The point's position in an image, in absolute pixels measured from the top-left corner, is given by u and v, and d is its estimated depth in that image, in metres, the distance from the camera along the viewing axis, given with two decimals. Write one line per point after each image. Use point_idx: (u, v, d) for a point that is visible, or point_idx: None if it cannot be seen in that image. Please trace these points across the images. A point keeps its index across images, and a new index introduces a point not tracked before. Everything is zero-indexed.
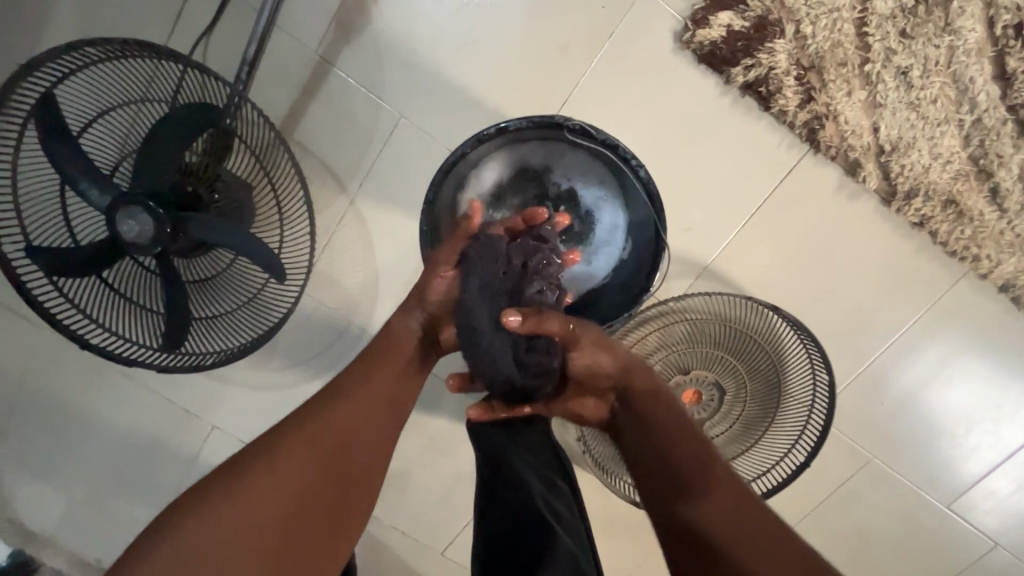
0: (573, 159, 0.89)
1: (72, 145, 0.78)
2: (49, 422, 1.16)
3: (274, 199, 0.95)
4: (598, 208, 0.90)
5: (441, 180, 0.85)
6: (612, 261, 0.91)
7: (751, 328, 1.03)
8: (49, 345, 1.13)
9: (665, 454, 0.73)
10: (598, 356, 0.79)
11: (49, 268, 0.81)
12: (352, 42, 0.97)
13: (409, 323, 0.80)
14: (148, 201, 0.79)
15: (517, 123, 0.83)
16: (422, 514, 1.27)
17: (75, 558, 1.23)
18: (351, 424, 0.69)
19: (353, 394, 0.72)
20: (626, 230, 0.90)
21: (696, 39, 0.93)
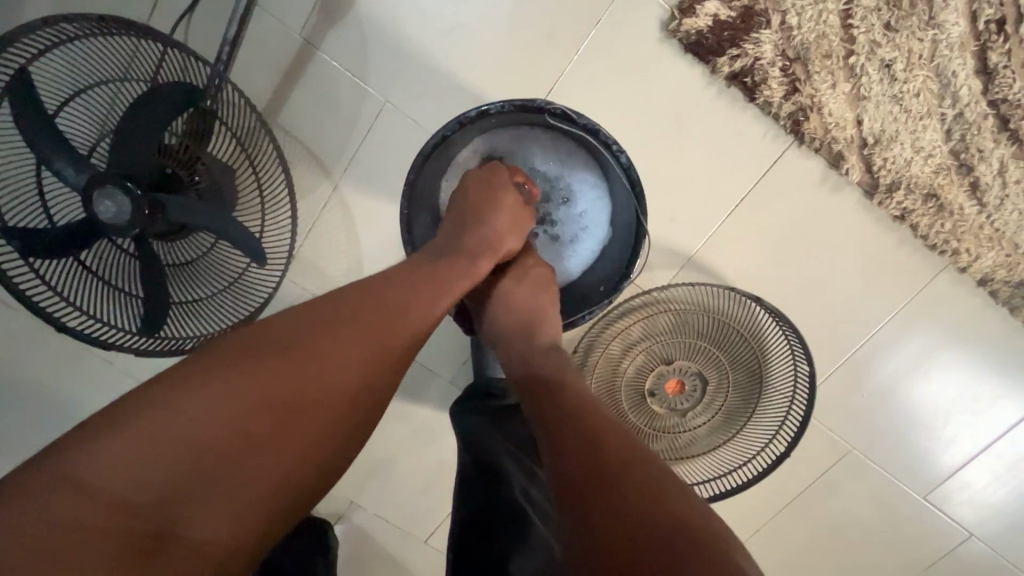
0: (558, 149, 0.89)
1: (47, 124, 0.77)
2: (23, 411, 1.16)
3: (254, 180, 0.94)
4: (579, 202, 0.91)
5: (419, 165, 0.82)
6: (590, 256, 0.92)
7: (733, 318, 1.07)
8: (26, 333, 1.12)
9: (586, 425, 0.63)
10: (496, 312, 0.85)
11: (22, 250, 0.79)
12: (336, 25, 0.95)
13: (490, 249, 0.79)
14: (126, 182, 0.79)
15: (497, 106, 0.80)
16: (406, 502, 1.28)
17: None
18: (369, 359, 0.61)
19: (387, 316, 0.63)
20: (609, 224, 0.91)
21: (682, 29, 0.92)
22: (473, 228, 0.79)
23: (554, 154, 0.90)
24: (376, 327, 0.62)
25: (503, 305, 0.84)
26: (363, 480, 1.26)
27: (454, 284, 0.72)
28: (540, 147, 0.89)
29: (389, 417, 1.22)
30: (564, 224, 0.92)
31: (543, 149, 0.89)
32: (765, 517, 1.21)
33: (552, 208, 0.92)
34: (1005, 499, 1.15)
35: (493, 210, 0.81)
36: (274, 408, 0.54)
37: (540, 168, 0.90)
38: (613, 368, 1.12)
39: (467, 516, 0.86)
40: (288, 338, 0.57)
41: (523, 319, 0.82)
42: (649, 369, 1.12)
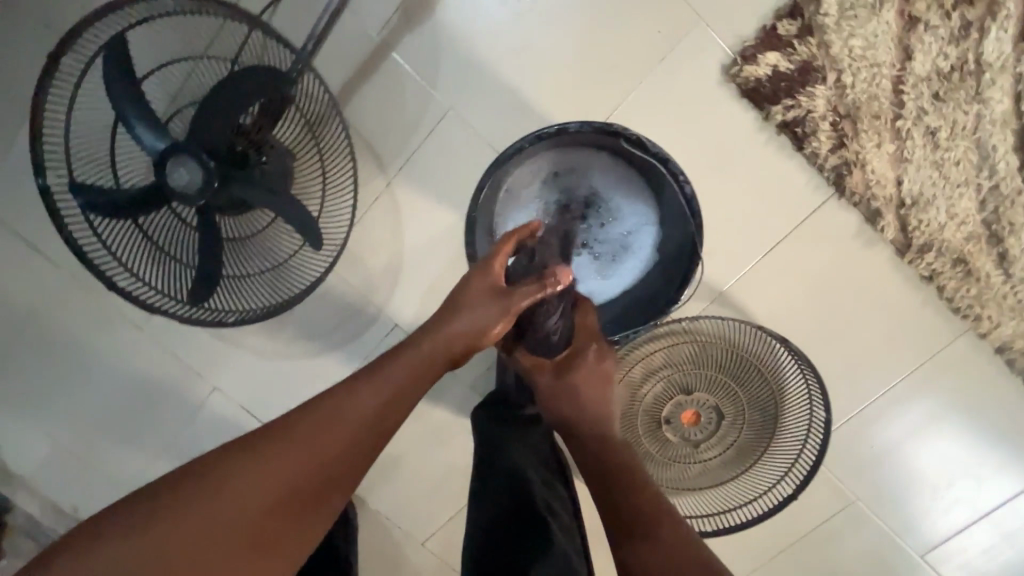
0: (617, 174, 0.89)
1: (129, 87, 0.81)
2: (56, 357, 1.23)
3: (317, 159, 0.95)
4: (628, 227, 0.90)
5: (493, 170, 0.81)
6: (628, 281, 0.91)
7: (755, 356, 1.10)
8: (71, 288, 1.18)
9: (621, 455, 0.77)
10: (557, 401, 0.82)
11: (89, 206, 0.83)
12: (412, 30, 0.98)
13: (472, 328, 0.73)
14: (199, 153, 0.82)
15: (577, 126, 0.80)
16: (408, 501, 1.28)
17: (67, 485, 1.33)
18: (311, 474, 0.60)
19: (336, 425, 0.62)
20: (654, 251, 0.90)
21: (743, 74, 0.95)
22: (456, 317, 0.73)
23: (609, 174, 0.89)
24: (321, 440, 0.61)
25: (570, 395, 0.82)
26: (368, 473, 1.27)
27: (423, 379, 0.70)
28: (600, 166, 0.89)
29: None
30: (607, 245, 0.91)
31: (601, 168, 0.89)
32: (764, 558, 1.22)
33: (598, 230, 0.90)
34: (1000, 566, 1.17)
35: (490, 297, 0.73)
36: (201, 546, 0.54)
37: (592, 189, 0.89)
38: (633, 391, 1.15)
39: (486, 527, 0.87)
40: (203, 485, 0.56)
41: (588, 411, 0.82)
42: (667, 397, 1.16)
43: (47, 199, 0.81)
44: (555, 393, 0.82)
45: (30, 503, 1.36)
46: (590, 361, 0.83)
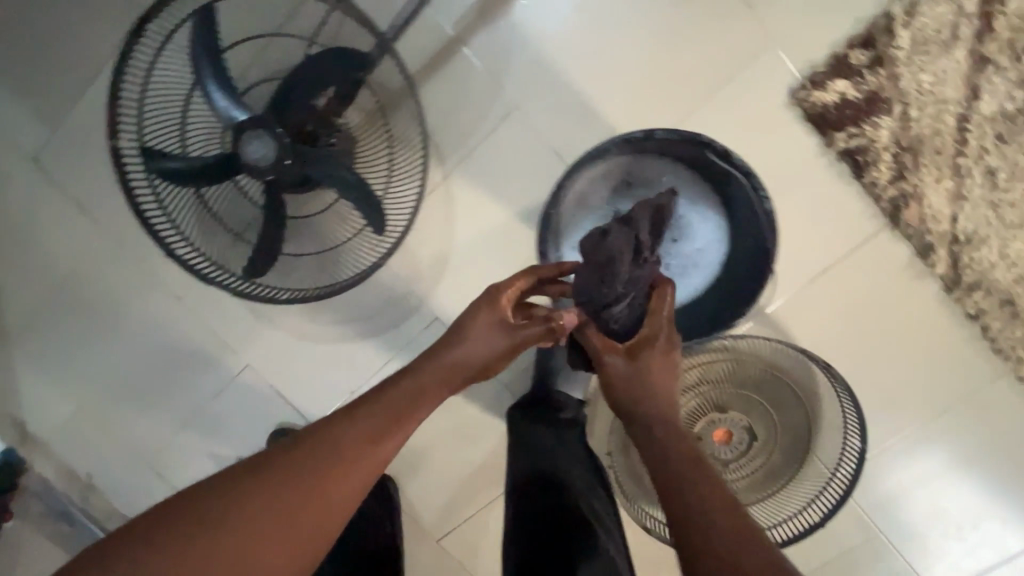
0: (692, 186, 0.89)
1: (210, 55, 0.81)
2: (92, 321, 1.24)
3: (387, 146, 0.95)
4: (697, 241, 0.90)
5: (575, 167, 0.84)
6: (690, 294, 0.91)
7: (792, 378, 1.09)
8: (115, 253, 1.18)
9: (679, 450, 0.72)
10: (619, 386, 0.79)
11: (156, 171, 0.85)
12: (487, 27, 0.99)
13: (479, 351, 0.75)
14: (274, 128, 0.82)
15: (663, 134, 0.82)
16: (429, 495, 1.28)
17: (88, 450, 1.33)
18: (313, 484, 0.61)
19: (338, 439, 0.64)
20: (718, 268, 0.90)
21: (811, 99, 0.96)
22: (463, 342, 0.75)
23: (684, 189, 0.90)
24: (321, 453, 0.63)
25: (633, 383, 0.78)
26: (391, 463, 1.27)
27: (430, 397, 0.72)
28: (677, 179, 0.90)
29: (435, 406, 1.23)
30: (672, 257, 0.91)
31: (678, 181, 0.90)
32: None
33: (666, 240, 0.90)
34: None
35: (496, 332, 0.76)
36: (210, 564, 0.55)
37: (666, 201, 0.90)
38: None
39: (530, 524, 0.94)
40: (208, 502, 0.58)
41: (649, 401, 0.77)
42: (701, 414, 1.17)
43: (117, 159, 0.84)
44: (619, 378, 0.79)
45: (47, 467, 1.35)
46: (660, 351, 0.79)
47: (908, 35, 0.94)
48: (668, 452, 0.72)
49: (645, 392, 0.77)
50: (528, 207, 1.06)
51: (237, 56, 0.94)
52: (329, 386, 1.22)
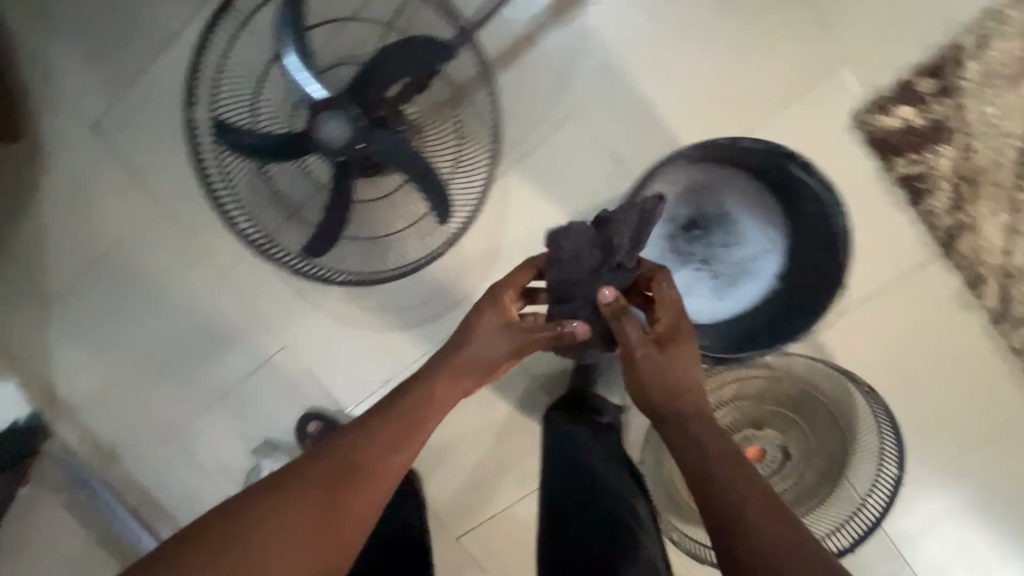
0: (747, 197, 0.88)
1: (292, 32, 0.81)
2: (133, 291, 1.24)
3: (454, 131, 0.96)
4: (750, 251, 0.88)
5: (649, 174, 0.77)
6: (742, 304, 0.88)
7: (829, 398, 1.10)
8: (163, 224, 1.19)
9: (711, 444, 0.73)
10: (648, 380, 0.76)
11: (228, 144, 0.86)
12: (560, 28, 1.01)
13: (487, 348, 0.79)
14: (349, 110, 0.82)
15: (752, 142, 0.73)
16: (454, 492, 1.26)
17: (114, 419, 1.33)
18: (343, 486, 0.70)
19: (360, 446, 0.73)
20: (774, 280, 0.87)
21: (874, 123, 0.97)
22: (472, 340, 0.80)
23: (746, 198, 0.88)
24: (345, 460, 0.71)
25: (664, 375, 0.76)
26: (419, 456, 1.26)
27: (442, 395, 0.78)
28: (742, 189, 0.88)
29: (468, 402, 1.23)
30: (724, 264, 0.89)
31: (742, 191, 0.88)
32: None
33: (720, 248, 0.89)
34: None
35: (503, 329, 0.80)
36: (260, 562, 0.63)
37: (723, 208, 0.88)
38: None
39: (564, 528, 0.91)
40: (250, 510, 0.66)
41: (678, 394, 0.76)
42: (737, 430, 1.16)
43: (190, 130, 0.86)
44: (651, 371, 0.76)
45: (71, 434, 1.34)
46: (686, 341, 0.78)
47: (976, 68, 0.96)
48: (700, 447, 0.73)
49: (675, 386, 0.76)
50: (582, 208, 1.07)
51: (324, 37, 0.96)
52: (364, 373, 1.21)
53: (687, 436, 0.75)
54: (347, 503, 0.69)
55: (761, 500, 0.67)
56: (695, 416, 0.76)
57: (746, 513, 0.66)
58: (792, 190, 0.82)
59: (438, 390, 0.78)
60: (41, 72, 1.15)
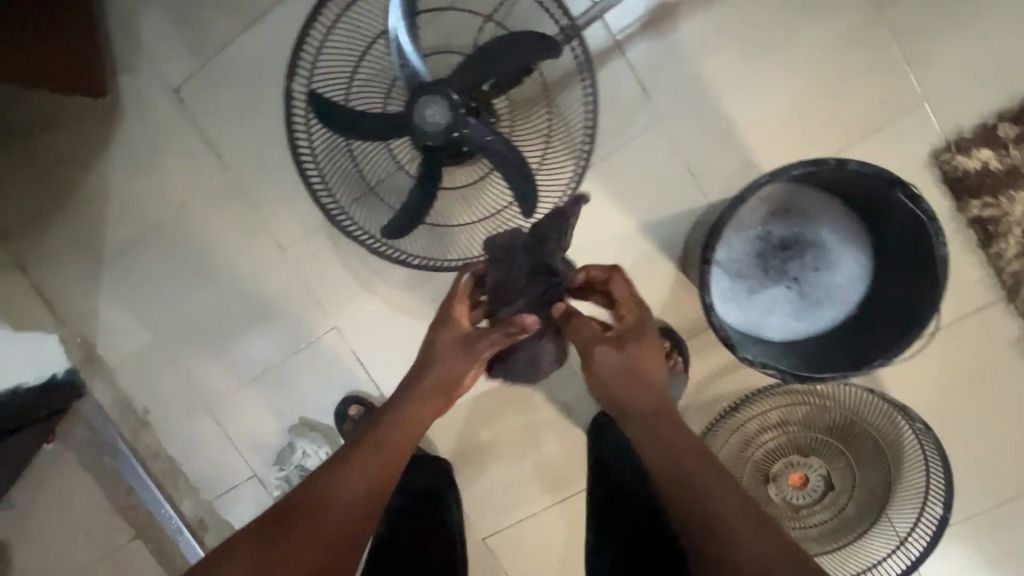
0: (837, 221, 0.89)
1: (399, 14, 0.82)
2: (188, 258, 1.24)
3: (545, 126, 0.97)
4: (840, 275, 0.89)
5: (755, 189, 0.74)
6: (823, 328, 0.89)
7: (878, 431, 1.10)
8: (227, 193, 1.19)
9: (680, 441, 0.75)
10: (610, 380, 0.82)
11: (323, 119, 0.88)
12: (650, 40, 1.02)
13: (447, 365, 0.83)
14: (447, 95, 0.83)
15: (860, 167, 0.72)
16: (487, 492, 1.25)
17: (149, 385, 1.32)
18: (328, 513, 0.69)
19: (340, 473, 0.73)
20: (854, 307, 0.88)
21: (952, 162, 0.99)
22: (434, 362, 0.84)
23: (836, 224, 0.89)
24: (324, 489, 0.72)
25: (622, 374, 0.81)
26: (456, 451, 1.25)
27: (414, 417, 0.81)
28: (832, 215, 0.89)
29: (512, 402, 1.22)
30: (809, 287, 0.90)
31: (832, 217, 0.89)
32: None
33: (811, 270, 0.90)
34: None
35: (459, 348, 0.83)
36: None
37: (815, 231, 0.90)
38: (747, 442, 1.15)
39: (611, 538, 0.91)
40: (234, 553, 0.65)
41: (643, 390, 0.81)
42: (781, 455, 1.15)
43: (288, 102, 0.87)
44: (612, 372, 0.82)
45: (104, 394, 1.33)
46: (644, 341, 0.83)
47: None
48: (667, 442, 0.75)
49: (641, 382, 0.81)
50: (651, 218, 1.08)
51: (433, 28, 0.98)
52: (410, 360, 1.21)
53: (654, 435, 0.77)
54: (328, 534, 0.68)
55: (732, 493, 0.67)
56: (665, 418, 0.78)
57: (720, 506, 0.66)
58: (890, 220, 0.81)
59: (408, 411, 0.81)
60: (130, 31, 1.16)
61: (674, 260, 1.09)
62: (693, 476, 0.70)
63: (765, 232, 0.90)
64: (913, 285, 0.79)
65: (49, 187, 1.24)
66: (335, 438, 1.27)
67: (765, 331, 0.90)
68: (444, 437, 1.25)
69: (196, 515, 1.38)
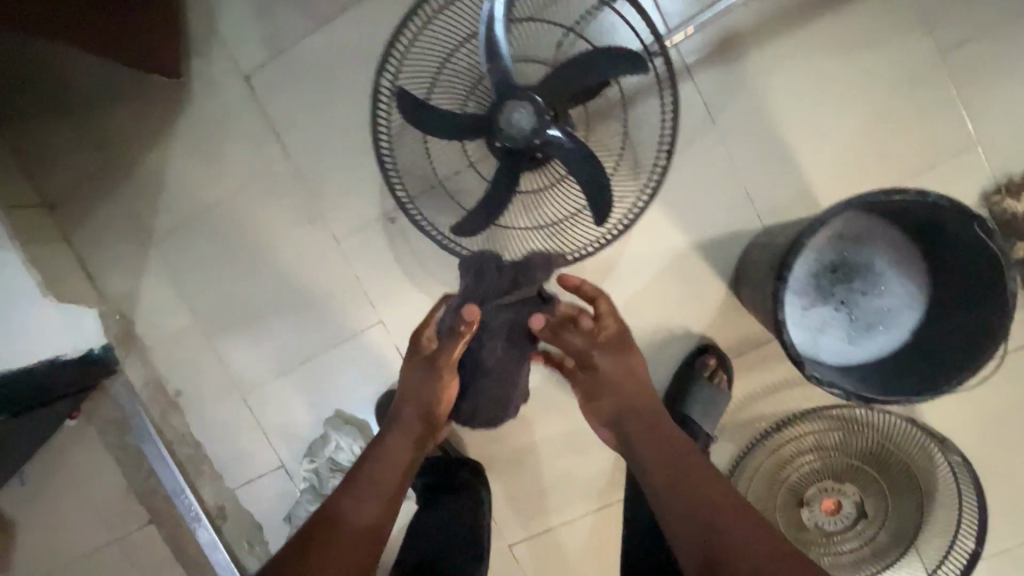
0: (897, 249, 0.92)
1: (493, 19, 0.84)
2: (238, 242, 1.24)
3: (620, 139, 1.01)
4: (892, 303, 0.92)
5: (833, 213, 0.77)
6: (876, 353, 0.93)
7: (911, 459, 1.11)
8: (286, 182, 1.20)
9: (666, 440, 0.86)
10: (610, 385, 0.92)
11: (408, 116, 0.90)
12: (719, 66, 1.06)
13: (424, 383, 0.93)
14: (534, 102, 0.85)
15: (937, 199, 0.75)
16: (518, 497, 1.26)
17: (184, 367, 1.31)
18: (362, 515, 0.81)
19: (366, 481, 0.85)
20: (908, 335, 0.92)
21: (1001, 205, 1.03)
22: (410, 380, 0.94)
23: (897, 253, 0.92)
24: (355, 495, 0.83)
25: (613, 378, 0.92)
26: (489, 455, 1.26)
27: (409, 426, 0.92)
28: (894, 243, 0.92)
29: (550, 409, 1.23)
30: (866, 312, 0.93)
31: (894, 245, 0.92)
32: None
33: (864, 297, 0.93)
34: None
35: (428, 365, 0.93)
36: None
37: (875, 259, 0.93)
38: (781, 465, 1.16)
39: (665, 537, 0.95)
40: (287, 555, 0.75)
41: (629, 392, 0.91)
42: (815, 480, 1.16)
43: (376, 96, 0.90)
44: (605, 376, 0.92)
45: (138, 373, 1.33)
46: (619, 349, 0.93)
47: None
48: (657, 440, 0.87)
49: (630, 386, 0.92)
50: (705, 237, 1.10)
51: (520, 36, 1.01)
52: None
53: (643, 436, 0.88)
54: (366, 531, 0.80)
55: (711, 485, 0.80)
56: (648, 418, 0.90)
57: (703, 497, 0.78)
58: (953, 253, 0.85)
59: (390, 444, 0.90)
60: (206, 17, 1.18)
61: (724, 279, 1.11)
62: (681, 473, 0.82)
63: (829, 257, 0.93)
64: (974, 320, 0.82)
65: (106, 163, 1.25)
66: (369, 434, 1.27)
67: (818, 352, 0.93)
68: (478, 440, 1.26)
69: (217, 504, 1.36)
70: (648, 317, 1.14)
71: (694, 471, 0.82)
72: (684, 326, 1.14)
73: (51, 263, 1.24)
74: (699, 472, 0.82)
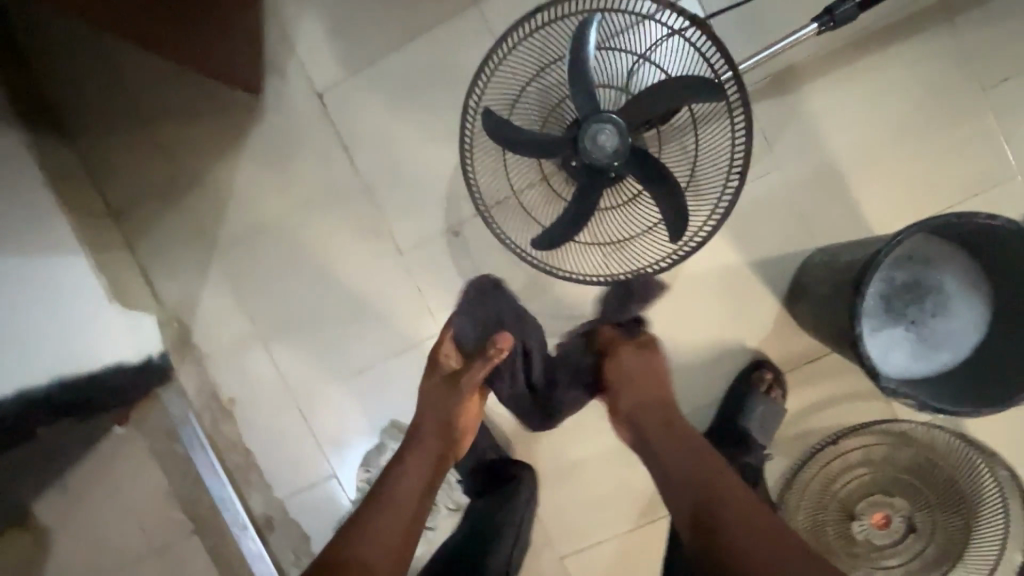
0: (958, 271, 0.98)
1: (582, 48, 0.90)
2: (301, 252, 1.27)
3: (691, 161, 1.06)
4: (954, 322, 0.99)
5: (909, 234, 0.84)
6: (940, 368, 0.99)
7: (957, 473, 1.13)
8: (352, 195, 1.24)
9: (687, 444, 0.89)
10: (633, 370, 1.00)
11: (497, 136, 0.96)
12: (775, 96, 1.13)
13: (443, 397, 0.98)
14: (618, 125, 0.90)
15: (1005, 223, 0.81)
16: (570, 509, 1.27)
17: (240, 374, 1.32)
18: (400, 526, 0.83)
19: (392, 494, 0.87)
20: (970, 350, 0.98)
21: None
22: (433, 395, 0.99)
23: (959, 274, 0.99)
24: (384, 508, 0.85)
25: (642, 366, 1.01)
26: (543, 466, 1.28)
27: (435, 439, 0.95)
28: (955, 265, 0.99)
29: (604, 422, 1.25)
30: (931, 329, 0.99)
31: (956, 267, 0.99)
32: None
33: (928, 315, 0.99)
34: None
35: (449, 385, 0.99)
36: None
37: (938, 279, 0.99)
38: (830, 478, 1.20)
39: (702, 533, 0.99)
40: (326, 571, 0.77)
41: (656, 389, 0.98)
42: (864, 493, 1.19)
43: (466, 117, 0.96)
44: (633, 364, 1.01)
45: (192, 381, 1.34)
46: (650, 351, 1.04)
47: None
48: (680, 444, 0.89)
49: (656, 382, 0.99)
50: (761, 257, 1.15)
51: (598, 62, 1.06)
52: None
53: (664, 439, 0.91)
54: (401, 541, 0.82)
55: (731, 483, 0.82)
56: (669, 421, 0.93)
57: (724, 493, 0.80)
58: (1015, 275, 0.91)
59: (409, 460, 0.92)
60: (282, 39, 1.24)
61: (778, 297, 1.16)
62: (704, 473, 0.84)
63: (896, 275, 0.99)
64: None
65: (175, 174, 1.29)
66: None
67: (884, 365, 0.99)
68: (532, 451, 1.28)
69: (264, 514, 1.35)
70: (704, 332, 1.18)
71: (719, 473, 0.83)
72: (738, 342, 1.18)
73: (116, 271, 1.26)
74: (723, 473, 0.83)
